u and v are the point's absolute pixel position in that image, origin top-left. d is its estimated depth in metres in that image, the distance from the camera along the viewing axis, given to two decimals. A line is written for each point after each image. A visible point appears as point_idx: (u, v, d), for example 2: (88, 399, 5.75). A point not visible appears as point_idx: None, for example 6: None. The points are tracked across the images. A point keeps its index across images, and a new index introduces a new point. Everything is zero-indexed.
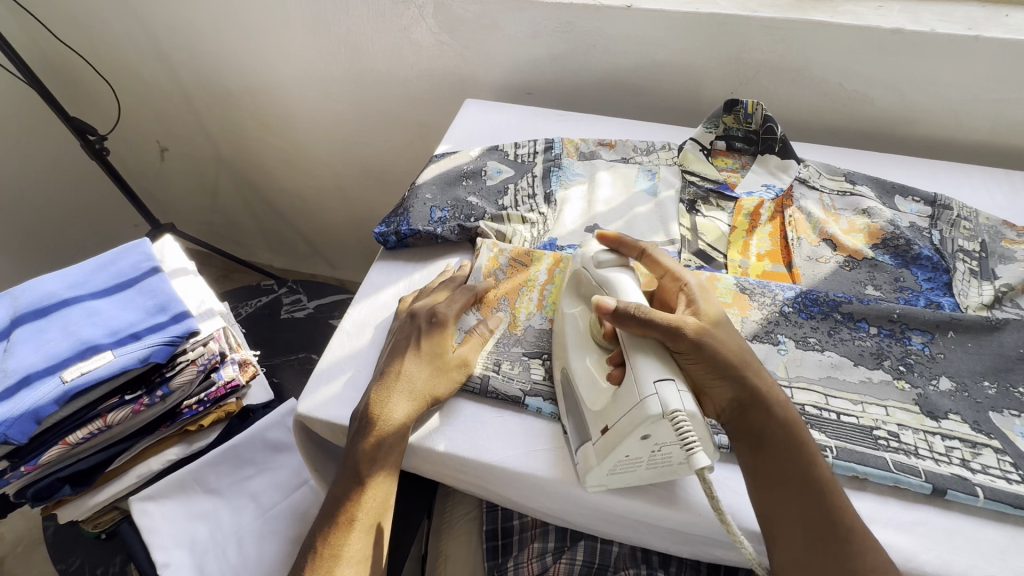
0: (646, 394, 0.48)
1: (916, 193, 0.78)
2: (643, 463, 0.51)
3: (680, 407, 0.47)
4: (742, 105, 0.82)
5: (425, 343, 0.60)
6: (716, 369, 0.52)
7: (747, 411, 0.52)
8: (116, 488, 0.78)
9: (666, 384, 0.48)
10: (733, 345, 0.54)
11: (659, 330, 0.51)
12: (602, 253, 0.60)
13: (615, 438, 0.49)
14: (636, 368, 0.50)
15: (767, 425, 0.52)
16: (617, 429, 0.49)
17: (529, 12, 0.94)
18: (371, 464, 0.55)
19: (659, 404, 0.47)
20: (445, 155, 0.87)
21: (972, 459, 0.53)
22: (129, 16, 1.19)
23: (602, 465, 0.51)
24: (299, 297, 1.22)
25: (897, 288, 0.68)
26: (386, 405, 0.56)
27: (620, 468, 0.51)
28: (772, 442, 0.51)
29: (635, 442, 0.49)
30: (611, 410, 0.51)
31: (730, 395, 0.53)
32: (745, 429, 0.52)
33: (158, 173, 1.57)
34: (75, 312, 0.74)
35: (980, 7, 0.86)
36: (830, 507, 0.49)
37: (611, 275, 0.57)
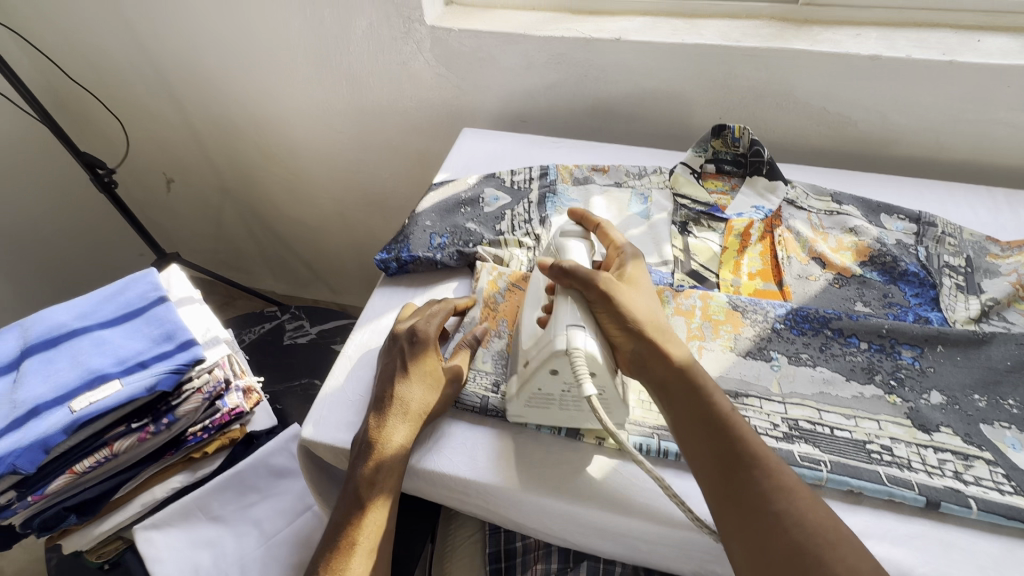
0: (558, 332, 0.54)
1: (901, 211, 0.80)
2: (557, 401, 0.58)
3: (581, 346, 0.53)
4: (729, 130, 0.85)
5: (410, 364, 0.61)
6: (619, 320, 0.55)
7: (646, 359, 0.55)
8: (119, 518, 0.79)
9: (576, 328, 0.54)
10: (638, 300, 0.57)
11: (579, 281, 0.56)
12: (569, 225, 0.67)
13: (530, 370, 0.56)
14: (556, 314, 0.56)
15: (665, 369, 0.54)
16: (532, 363, 0.56)
17: (523, 45, 0.98)
18: (371, 488, 0.56)
19: (565, 341, 0.53)
20: (444, 182, 0.90)
21: (965, 471, 0.54)
22: (139, 54, 1.24)
23: (519, 395, 0.58)
24: (302, 323, 1.24)
25: (886, 304, 0.70)
26: (383, 423, 0.58)
27: (536, 402, 0.58)
28: (672, 384, 0.54)
29: (545, 376, 0.55)
30: (533, 348, 0.57)
31: (633, 349, 0.56)
32: (650, 379, 0.55)
33: (164, 202, 1.60)
34: (84, 343, 0.76)
35: (953, 32, 0.89)
36: (741, 425, 0.51)
37: (566, 242, 0.64)
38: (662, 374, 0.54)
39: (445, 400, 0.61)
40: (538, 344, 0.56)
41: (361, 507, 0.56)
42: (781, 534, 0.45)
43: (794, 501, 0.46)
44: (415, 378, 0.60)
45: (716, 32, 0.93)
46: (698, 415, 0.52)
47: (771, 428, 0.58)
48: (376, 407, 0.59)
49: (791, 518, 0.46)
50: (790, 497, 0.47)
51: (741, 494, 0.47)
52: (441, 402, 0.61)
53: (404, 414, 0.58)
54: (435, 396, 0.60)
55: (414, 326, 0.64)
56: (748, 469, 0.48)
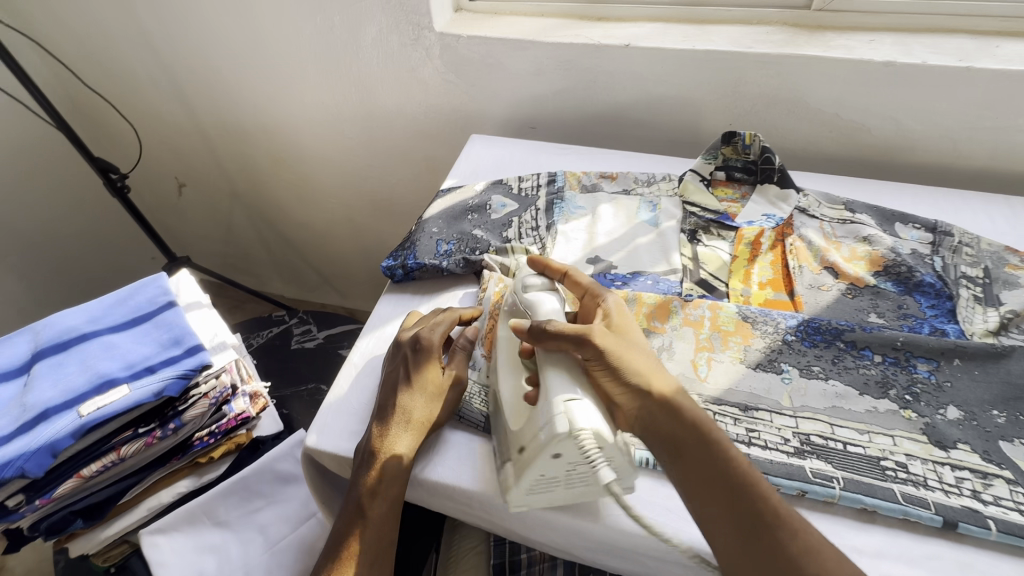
0: (557, 412, 0.51)
1: (917, 220, 0.78)
2: (562, 483, 0.53)
3: (587, 426, 0.50)
4: (740, 137, 0.84)
5: (413, 372, 0.61)
6: (619, 376, 0.53)
7: (650, 416, 0.53)
8: (125, 522, 0.79)
9: (572, 400, 0.52)
10: (634, 353, 0.56)
11: (567, 340, 0.55)
12: (530, 278, 0.65)
13: (529, 457, 0.52)
14: (548, 386, 0.54)
15: (672, 424, 0.52)
16: (531, 449, 0.52)
17: (531, 51, 0.98)
18: (373, 497, 0.55)
19: (567, 422, 0.50)
20: (450, 189, 0.90)
21: (984, 490, 0.52)
22: (152, 61, 1.25)
23: (520, 484, 0.53)
24: (309, 327, 1.24)
25: (900, 316, 0.68)
26: (387, 433, 0.57)
27: (539, 488, 0.53)
28: (683, 442, 0.52)
29: (549, 461, 0.51)
30: (528, 430, 0.53)
31: (635, 406, 0.53)
32: (657, 437, 0.53)
33: (176, 206, 1.62)
34: (93, 347, 0.77)
35: (971, 37, 0.87)
36: (757, 481, 0.50)
37: (538, 299, 0.62)
38: (669, 432, 0.52)
39: (447, 406, 0.61)
40: (536, 425, 0.53)
41: (363, 517, 0.55)
42: None
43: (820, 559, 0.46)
44: (414, 388, 0.60)
45: (727, 37, 0.92)
46: (711, 475, 0.50)
47: (781, 443, 0.56)
48: (378, 417, 0.59)
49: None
50: (817, 552, 0.46)
51: (767, 556, 0.46)
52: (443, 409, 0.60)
53: (405, 424, 0.58)
54: (437, 404, 0.60)
55: (416, 336, 0.63)
56: (771, 527, 0.47)
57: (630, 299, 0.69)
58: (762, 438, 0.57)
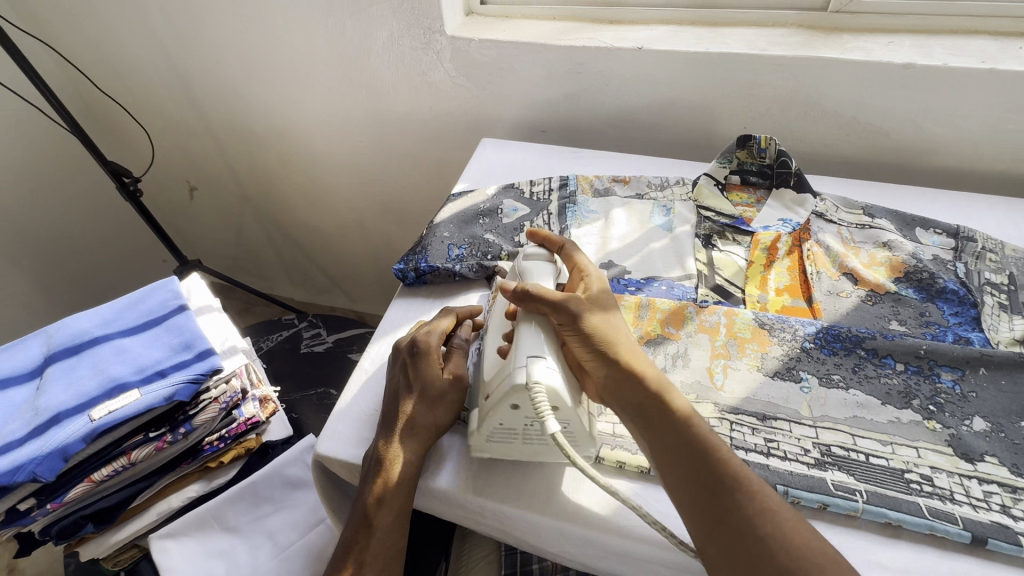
0: (518, 365, 0.52)
1: (938, 225, 0.76)
2: (519, 436, 0.55)
3: (542, 380, 0.51)
4: (756, 140, 0.83)
5: (413, 377, 0.60)
6: (589, 342, 0.54)
7: (618, 381, 0.53)
8: (135, 527, 0.79)
9: (536, 358, 0.52)
10: (608, 322, 0.57)
11: (545, 303, 0.56)
12: (531, 248, 0.67)
13: (490, 406, 0.54)
14: (518, 343, 0.55)
15: (639, 390, 0.53)
16: (491, 399, 0.54)
17: (543, 54, 0.97)
18: (379, 506, 0.54)
19: (525, 375, 0.51)
20: (461, 193, 0.89)
21: (1013, 505, 0.51)
22: (165, 65, 1.26)
23: (480, 430, 0.55)
24: (319, 331, 1.24)
25: (922, 323, 0.67)
26: (390, 441, 0.56)
27: (498, 436, 0.55)
28: (649, 407, 0.52)
29: (506, 411, 0.53)
30: (492, 381, 0.55)
31: (603, 372, 0.54)
32: (625, 403, 0.53)
33: (187, 210, 1.63)
34: (105, 351, 0.77)
35: (993, 39, 0.86)
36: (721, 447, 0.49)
37: (530, 266, 0.64)
38: (636, 397, 0.52)
39: (450, 408, 0.59)
40: (498, 381, 0.54)
41: (369, 526, 0.54)
42: (770, 563, 0.42)
43: (779, 525, 0.44)
44: (413, 392, 0.59)
45: (741, 40, 0.91)
46: (674, 438, 0.49)
47: (801, 454, 0.55)
48: (383, 425, 0.58)
49: (777, 541, 0.43)
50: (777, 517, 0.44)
51: (727, 519, 0.45)
52: (447, 412, 0.59)
53: (405, 429, 0.57)
54: (440, 407, 0.59)
55: (416, 341, 0.63)
56: (732, 492, 0.46)
57: (644, 306, 0.68)
58: (782, 449, 0.55)
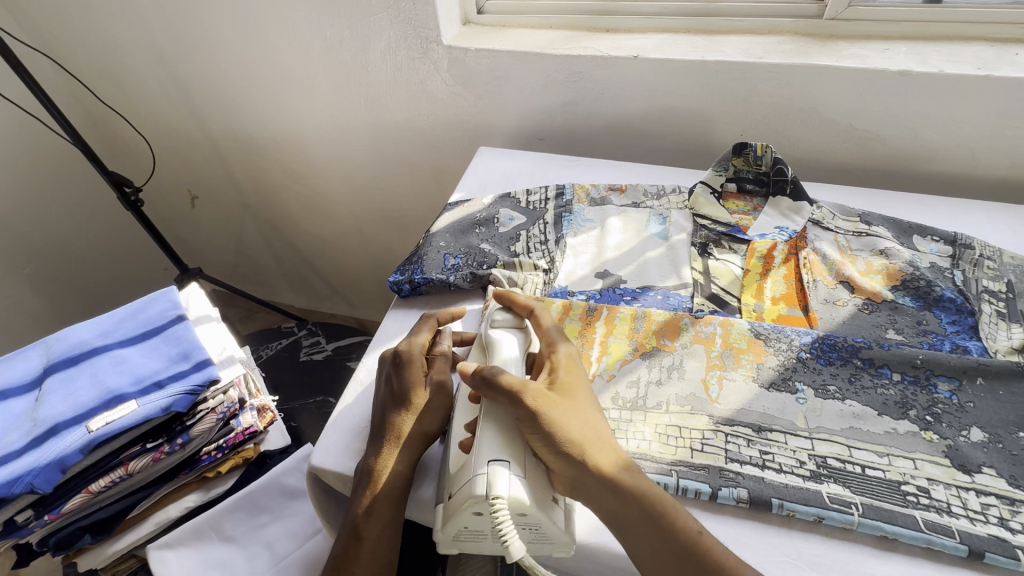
0: (479, 471, 0.49)
1: (936, 233, 0.76)
2: (484, 537, 0.51)
3: (504, 494, 0.47)
4: (752, 148, 0.83)
5: (397, 390, 0.60)
6: (553, 445, 0.50)
7: (586, 484, 0.50)
8: (133, 537, 0.79)
9: (499, 464, 0.49)
10: (569, 416, 0.52)
11: (501, 394, 0.53)
12: (499, 314, 0.65)
13: (449, 512, 0.50)
14: (479, 444, 0.51)
15: (613, 495, 0.50)
16: (451, 503, 0.50)
17: (540, 63, 0.97)
18: (367, 517, 0.54)
19: (485, 485, 0.48)
20: (458, 203, 0.90)
21: (1011, 517, 0.50)
22: (166, 76, 1.27)
23: (443, 531, 0.50)
24: (318, 340, 1.25)
25: (920, 332, 0.66)
26: (379, 453, 0.56)
27: (464, 537, 0.51)
28: (625, 513, 0.49)
29: (467, 519, 0.49)
30: (455, 479, 0.51)
31: (570, 474, 0.50)
32: (599, 507, 0.50)
33: (188, 218, 1.64)
34: (104, 362, 0.77)
35: (988, 45, 0.85)
36: (712, 549, 0.48)
37: (496, 338, 0.62)
38: (612, 503, 0.50)
39: (436, 416, 0.59)
40: (460, 483, 0.50)
41: (358, 538, 0.54)
42: None
43: None
44: (399, 403, 0.59)
45: (737, 48, 0.91)
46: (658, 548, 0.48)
47: (797, 466, 0.55)
48: (372, 439, 0.58)
49: None
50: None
51: None
52: (434, 420, 0.59)
53: (392, 441, 0.57)
54: (424, 416, 0.58)
55: (401, 353, 0.63)
56: None
57: (639, 316, 0.68)
58: (776, 461, 0.55)
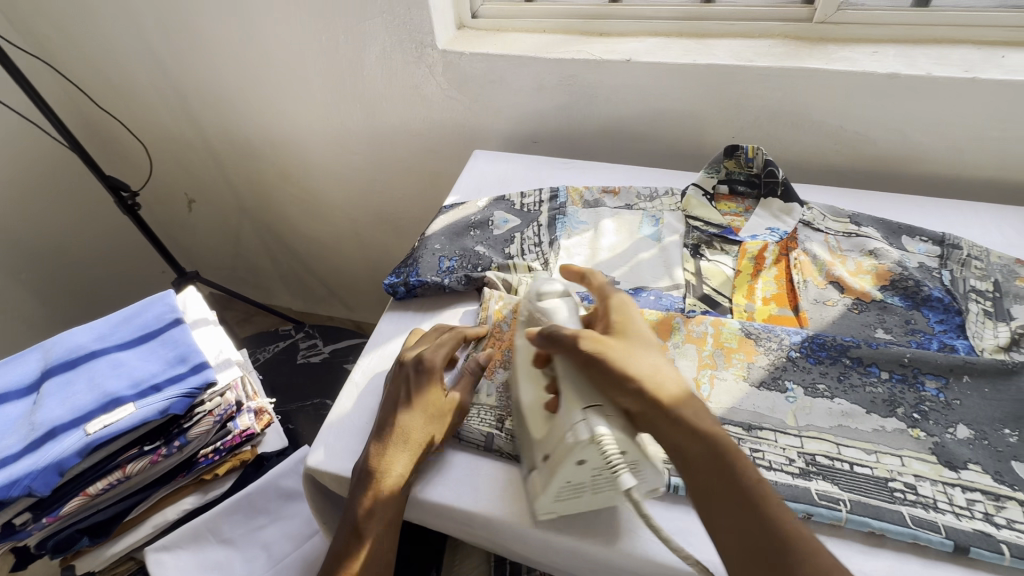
0: (575, 421, 0.51)
1: (924, 233, 0.77)
2: (587, 487, 0.53)
3: (606, 430, 0.50)
4: (743, 150, 0.84)
5: (415, 393, 0.61)
6: (618, 381, 0.52)
7: (655, 421, 0.52)
8: (131, 539, 0.79)
9: (592, 410, 0.51)
10: (636, 358, 0.55)
11: (564, 345, 0.54)
12: (546, 285, 0.63)
13: (553, 467, 0.51)
14: (564, 397, 0.53)
15: (680, 431, 0.51)
16: (554, 456, 0.51)
17: (533, 67, 0.98)
18: (370, 518, 0.55)
19: (587, 429, 0.50)
20: (453, 205, 0.90)
21: (996, 513, 0.51)
22: (162, 81, 1.28)
23: (546, 493, 0.52)
24: (315, 342, 1.26)
25: (908, 331, 0.67)
26: (385, 454, 0.57)
27: (565, 495, 0.53)
28: (691, 450, 0.51)
29: (573, 468, 0.50)
30: (548, 439, 0.53)
31: (637, 408, 0.52)
32: (667, 442, 0.52)
33: (186, 222, 1.65)
34: (101, 365, 0.77)
35: (975, 48, 0.86)
36: (769, 495, 0.48)
37: (550, 307, 0.60)
38: (679, 439, 0.51)
39: (447, 427, 0.60)
40: (557, 435, 0.52)
41: (359, 535, 0.55)
42: None
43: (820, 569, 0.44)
44: (413, 406, 0.60)
45: (729, 52, 0.92)
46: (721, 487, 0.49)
47: (786, 463, 0.56)
48: (379, 440, 0.59)
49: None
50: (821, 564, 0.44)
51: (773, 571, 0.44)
52: (443, 430, 0.60)
53: (400, 442, 0.58)
54: (437, 425, 0.59)
55: (420, 357, 0.63)
56: (778, 541, 0.46)
57: None
58: (766, 459, 0.56)
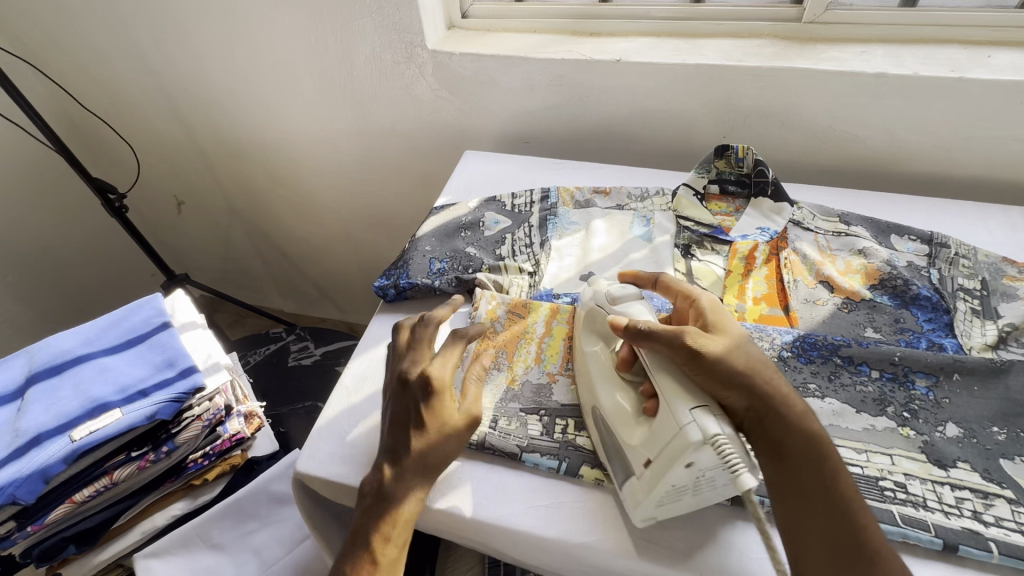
0: (683, 423, 0.48)
1: (913, 232, 0.78)
2: (688, 491, 0.51)
3: (720, 430, 0.47)
4: (733, 150, 0.84)
5: (427, 412, 0.57)
6: (725, 378, 0.51)
7: (760, 418, 0.51)
8: (120, 546, 0.78)
9: (700, 410, 0.49)
10: (743, 353, 0.53)
11: (666, 340, 0.53)
12: (616, 288, 0.63)
13: (660, 470, 0.49)
14: (667, 400, 0.50)
15: (785, 429, 0.51)
16: (660, 461, 0.49)
17: (523, 67, 0.98)
18: (384, 538, 0.53)
19: (699, 431, 0.47)
20: (444, 206, 0.90)
21: (985, 511, 0.51)
22: (149, 82, 1.26)
23: (650, 497, 0.50)
24: (307, 344, 1.25)
25: (897, 330, 0.67)
26: (399, 477, 0.55)
27: (668, 499, 0.51)
28: (790, 448, 0.51)
29: (681, 472, 0.48)
30: (649, 442, 0.50)
31: (745, 404, 0.51)
32: (764, 437, 0.51)
33: (175, 224, 1.63)
34: (87, 370, 0.76)
35: (962, 48, 0.87)
36: (863, 505, 0.49)
37: (628, 308, 0.60)
38: (781, 435, 0.51)
39: (460, 444, 0.57)
40: (662, 439, 0.49)
41: (373, 562, 0.53)
42: None
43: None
44: (423, 425, 0.56)
45: (718, 51, 0.92)
46: (809, 487, 0.49)
47: None
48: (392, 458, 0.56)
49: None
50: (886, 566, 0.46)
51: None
52: (456, 446, 0.57)
53: (415, 463, 0.55)
54: (451, 442, 0.57)
55: (431, 370, 0.59)
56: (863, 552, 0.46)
57: None
58: None
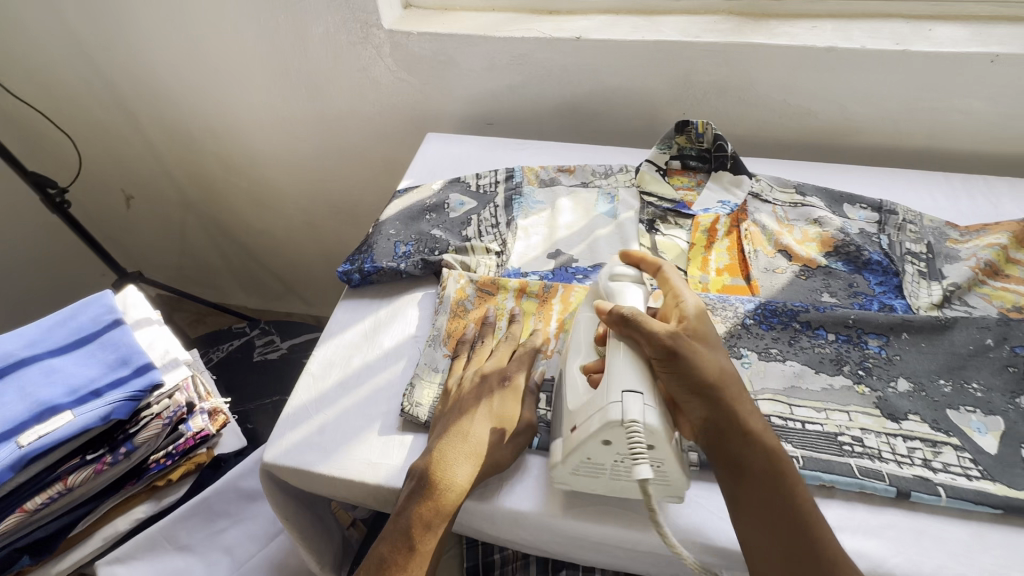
0: (611, 399, 0.50)
1: (864, 201, 0.81)
2: (608, 471, 0.52)
3: (639, 418, 0.48)
4: (693, 125, 0.85)
5: (496, 406, 0.59)
6: (692, 385, 0.51)
7: (721, 434, 0.50)
8: (80, 554, 0.75)
9: (632, 394, 0.49)
10: (714, 362, 0.52)
11: (642, 334, 0.52)
12: (620, 267, 0.63)
13: (580, 438, 0.51)
14: (611, 373, 0.52)
15: (745, 446, 0.50)
16: (581, 431, 0.51)
17: (483, 47, 0.97)
18: (426, 530, 0.51)
19: (620, 412, 0.49)
20: (408, 189, 0.88)
21: (934, 458, 0.54)
22: (86, 68, 1.19)
23: (565, 463, 0.52)
24: (272, 338, 1.21)
25: (852, 294, 0.70)
26: (447, 467, 0.53)
27: (585, 470, 0.52)
28: (751, 467, 0.49)
29: (596, 446, 0.50)
30: (583, 411, 0.52)
31: (702, 415, 0.51)
32: (722, 453, 0.50)
33: (125, 220, 1.55)
34: (32, 373, 0.72)
35: (906, 23, 0.90)
36: (817, 519, 0.47)
37: (618, 288, 0.60)
38: (739, 452, 0.50)
39: (516, 449, 0.57)
40: (589, 412, 0.51)
41: (410, 548, 0.51)
42: None
43: None
44: (485, 420, 0.57)
45: (676, 28, 0.93)
46: (768, 512, 0.48)
47: None
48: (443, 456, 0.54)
49: None
50: (833, 565, 0.45)
51: None
52: (509, 452, 0.56)
53: (468, 453, 0.54)
54: (507, 445, 0.57)
55: (502, 370, 0.62)
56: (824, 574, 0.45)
57: None
58: None
